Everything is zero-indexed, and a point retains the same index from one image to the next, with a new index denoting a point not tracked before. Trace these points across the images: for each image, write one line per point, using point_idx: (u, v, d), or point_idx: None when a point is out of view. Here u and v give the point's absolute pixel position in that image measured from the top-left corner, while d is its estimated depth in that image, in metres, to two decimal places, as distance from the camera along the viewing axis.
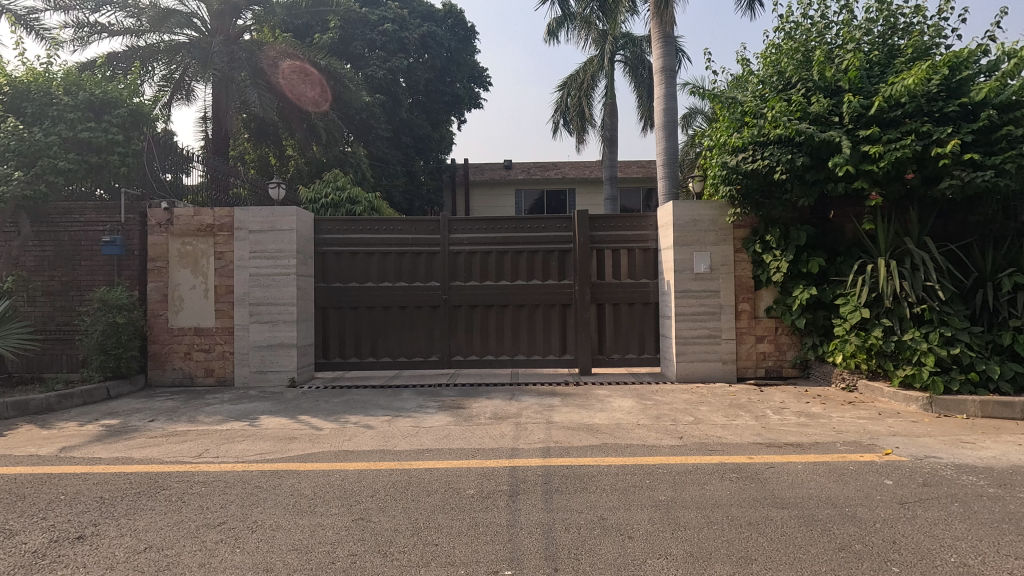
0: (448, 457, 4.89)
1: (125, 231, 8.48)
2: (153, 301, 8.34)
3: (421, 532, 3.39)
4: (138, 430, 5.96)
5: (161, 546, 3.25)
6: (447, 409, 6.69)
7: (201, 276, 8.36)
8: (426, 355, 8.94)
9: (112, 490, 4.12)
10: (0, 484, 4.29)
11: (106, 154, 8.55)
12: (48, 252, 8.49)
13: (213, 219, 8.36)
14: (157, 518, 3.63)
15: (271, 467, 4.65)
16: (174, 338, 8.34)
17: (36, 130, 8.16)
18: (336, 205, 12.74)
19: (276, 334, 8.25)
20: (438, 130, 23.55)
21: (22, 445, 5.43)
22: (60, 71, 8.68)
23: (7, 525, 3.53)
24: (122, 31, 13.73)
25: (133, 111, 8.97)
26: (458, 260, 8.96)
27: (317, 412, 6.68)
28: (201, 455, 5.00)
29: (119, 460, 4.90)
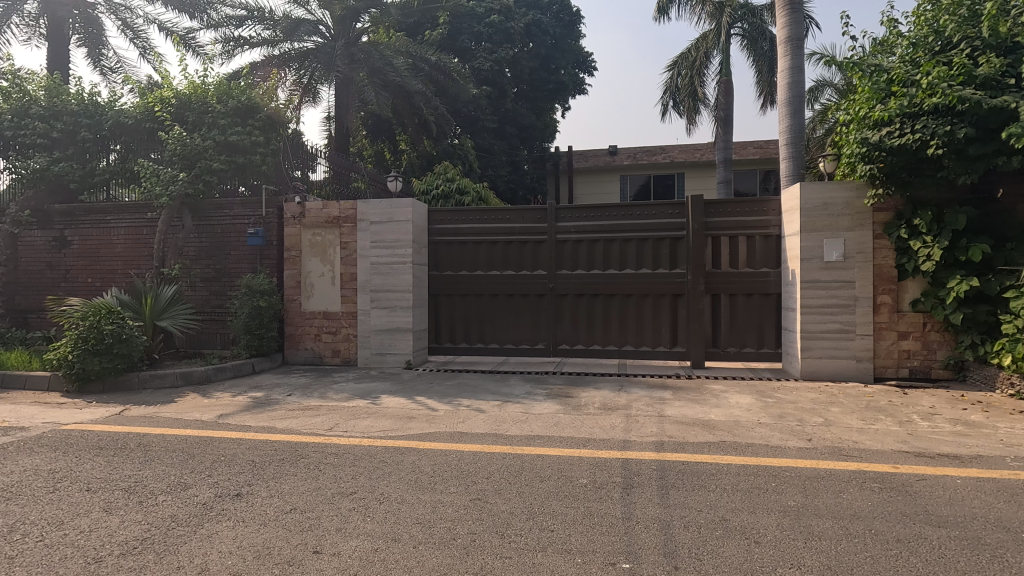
0: (559, 444, 4.91)
1: (265, 223, 9.42)
2: (289, 287, 9.19)
3: (537, 517, 3.44)
4: (279, 402, 6.65)
5: (304, 508, 3.59)
6: (554, 397, 6.72)
7: (329, 264, 9.08)
8: (532, 343, 9.04)
9: (260, 455, 4.63)
10: (175, 443, 4.99)
11: (250, 155, 9.60)
12: (205, 243, 9.68)
13: (339, 212, 9.03)
14: (299, 483, 4.03)
15: (393, 443, 4.97)
16: (306, 321, 9.13)
17: (196, 135, 9.25)
18: (447, 195, 13.25)
19: (394, 319, 8.78)
20: (542, 119, 23.56)
21: (189, 410, 6.27)
22: (212, 81, 9.73)
23: (182, 479, 4.10)
24: (261, 43, 15.16)
25: (271, 114, 9.98)
26: (565, 248, 8.92)
27: (431, 394, 7.02)
28: (333, 429, 5.46)
29: (266, 428, 5.50)
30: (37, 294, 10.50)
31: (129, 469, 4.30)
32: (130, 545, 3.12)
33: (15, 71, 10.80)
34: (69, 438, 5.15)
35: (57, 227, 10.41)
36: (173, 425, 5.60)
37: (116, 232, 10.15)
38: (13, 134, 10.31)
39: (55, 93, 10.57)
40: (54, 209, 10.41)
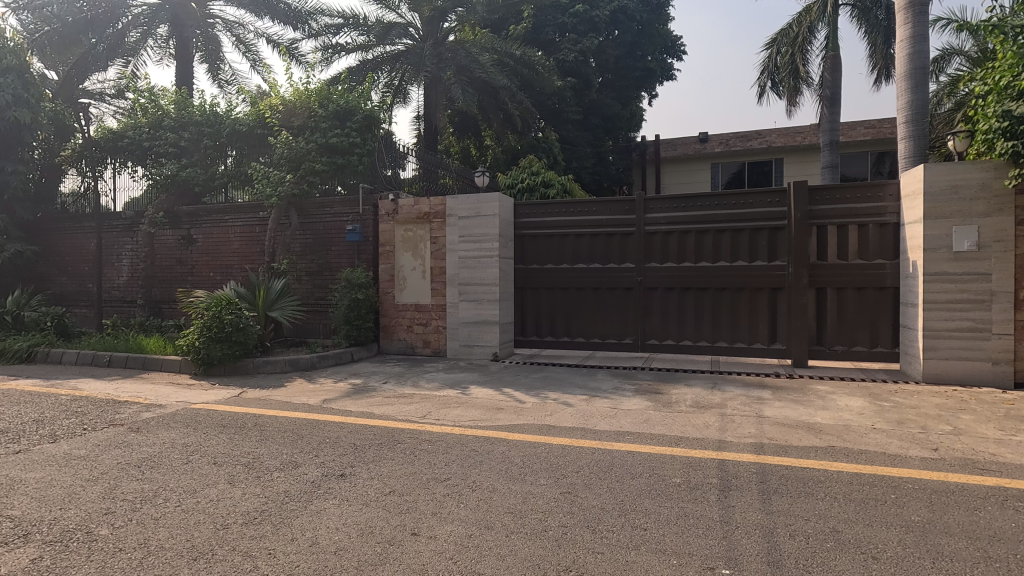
0: (650, 442, 4.79)
1: (362, 221, 9.97)
2: (383, 281, 9.64)
3: (629, 514, 3.38)
4: (375, 390, 7.02)
5: (402, 492, 3.76)
6: (644, 393, 6.55)
7: (420, 258, 9.43)
8: (619, 337, 8.88)
9: (361, 439, 4.92)
10: (286, 424, 5.42)
11: (348, 155, 10.09)
12: (309, 240, 10.42)
13: (430, 207, 9.35)
14: (397, 467, 4.23)
15: (484, 433, 5.08)
16: (399, 313, 9.56)
17: (301, 139, 10.00)
18: (531, 188, 13.28)
19: (481, 312, 8.97)
20: (629, 108, 22.93)
21: (297, 394, 6.79)
22: (315, 87, 10.37)
23: (293, 458, 4.44)
24: (356, 48, 15.97)
25: (366, 116, 10.33)
26: (654, 240, 8.65)
27: (519, 386, 7.10)
28: (426, 417, 5.68)
29: (365, 414, 5.83)
30: (170, 287, 11.80)
31: (248, 447, 4.72)
32: (252, 514, 3.43)
33: (151, 88, 12.15)
34: (198, 416, 5.75)
35: (184, 227, 11.61)
36: (284, 408, 6.09)
37: (233, 230, 11.16)
38: (151, 145, 11.63)
39: (182, 107, 11.76)
40: (182, 210, 11.62)
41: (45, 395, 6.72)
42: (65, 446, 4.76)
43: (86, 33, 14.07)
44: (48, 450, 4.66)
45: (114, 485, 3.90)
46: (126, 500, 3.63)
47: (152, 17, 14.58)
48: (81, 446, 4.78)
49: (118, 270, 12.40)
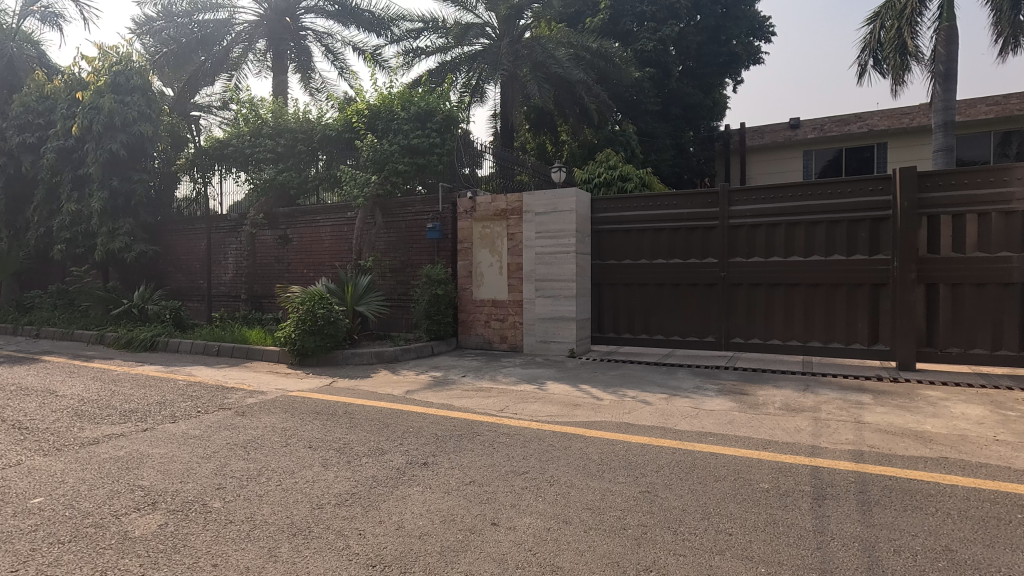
0: (736, 444, 4.58)
1: (442, 218, 10.23)
2: (462, 277, 9.88)
3: (712, 518, 3.26)
4: (455, 382, 7.22)
5: (482, 482, 3.86)
6: (728, 393, 6.28)
7: (498, 255, 9.57)
8: (701, 335, 8.56)
9: (442, 429, 5.08)
10: (372, 413, 5.71)
11: (428, 156, 10.55)
12: (392, 237, 10.82)
13: (507, 204, 9.47)
14: (477, 458, 4.34)
15: (561, 429, 5.09)
16: (477, 308, 9.75)
17: (385, 141, 10.49)
18: (608, 182, 13.04)
19: (558, 308, 8.97)
20: (711, 96, 21.96)
21: (382, 385, 7.13)
22: (397, 91, 10.90)
23: (379, 445, 4.68)
24: (435, 51, 16.43)
25: (446, 117, 10.80)
26: (739, 234, 8.25)
27: (596, 382, 7.05)
28: (504, 410, 5.78)
29: (445, 406, 6.01)
30: (268, 283, 12.74)
31: (339, 433, 5.03)
32: (344, 496, 3.65)
33: (251, 99, 13.16)
34: (294, 403, 6.19)
35: (281, 227, 12.45)
36: (371, 398, 6.42)
37: (324, 229, 11.88)
38: (252, 151, 12.63)
39: (278, 115, 12.67)
40: (279, 211, 12.44)
41: (167, 379, 7.50)
42: (183, 426, 5.30)
43: (196, 52, 15.45)
44: (169, 429, 5.21)
45: (224, 463, 4.29)
46: (235, 477, 3.99)
47: (252, 33, 15.77)
48: (196, 426, 5.29)
49: (224, 268, 13.56)
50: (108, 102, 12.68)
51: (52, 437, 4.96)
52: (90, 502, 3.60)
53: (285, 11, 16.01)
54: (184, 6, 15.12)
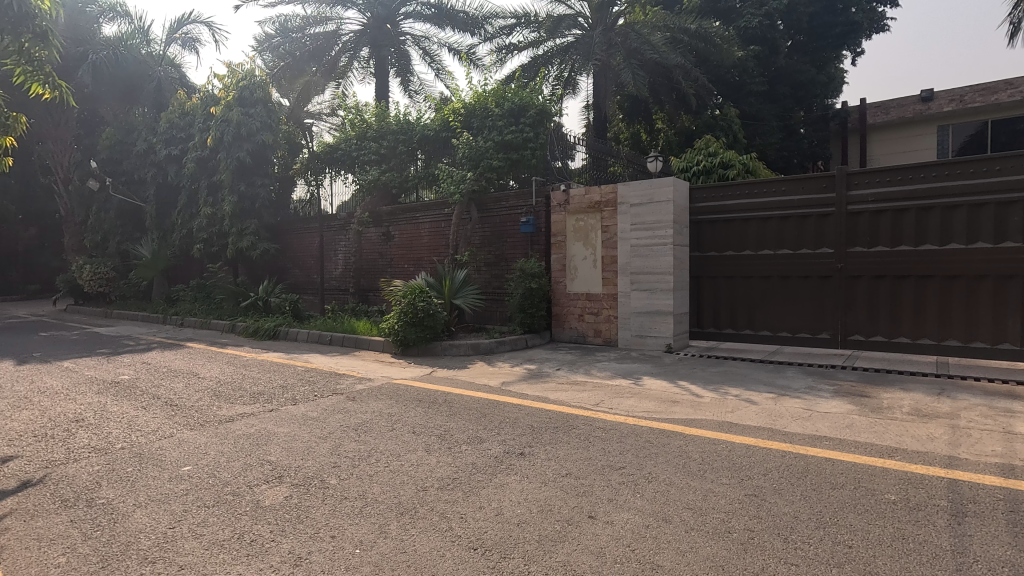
0: (855, 450, 4.22)
1: (536, 213, 10.27)
2: (555, 270, 9.89)
3: (829, 527, 3.03)
4: (549, 375, 7.28)
5: (578, 475, 3.87)
6: (846, 395, 5.77)
7: (592, 248, 9.47)
8: (813, 332, 7.96)
9: (538, 421, 5.15)
10: (471, 402, 5.92)
11: (522, 150, 10.65)
12: (487, 232, 11.04)
13: (601, 196, 9.33)
14: (572, 450, 4.36)
15: (659, 425, 4.96)
16: (570, 301, 9.73)
17: (480, 138, 10.81)
18: (708, 171, 12.39)
19: (654, 302, 8.72)
20: (825, 71, 20.16)
21: (479, 376, 7.36)
22: (491, 89, 11.15)
23: (477, 433, 4.84)
24: (528, 45, 16.51)
25: (539, 111, 10.87)
26: (859, 221, 7.54)
27: (695, 379, 6.78)
28: (599, 405, 5.73)
29: (540, 398, 6.09)
30: (373, 278, 13.54)
31: (440, 420, 5.26)
32: (446, 481, 3.82)
33: (357, 105, 14.06)
34: (398, 390, 6.56)
35: (384, 225, 13.14)
36: (469, 388, 6.65)
37: (423, 225, 12.41)
38: (358, 154, 13.48)
39: (382, 118, 13.40)
40: (382, 210, 13.09)
41: (288, 365, 8.25)
42: (302, 409, 5.80)
43: (309, 64, 16.70)
44: (292, 411, 5.73)
45: (339, 444, 4.64)
46: (348, 457, 4.31)
47: (357, 42, 16.75)
48: (314, 409, 5.78)
49: (334, 263, 14.59)
50: (236, 115, 14.23)
51: (196, 414, 5.65)
52: (228, 472, 4.06)
53: (386, 18, 16.86)
54: (298, 21, 16.38)
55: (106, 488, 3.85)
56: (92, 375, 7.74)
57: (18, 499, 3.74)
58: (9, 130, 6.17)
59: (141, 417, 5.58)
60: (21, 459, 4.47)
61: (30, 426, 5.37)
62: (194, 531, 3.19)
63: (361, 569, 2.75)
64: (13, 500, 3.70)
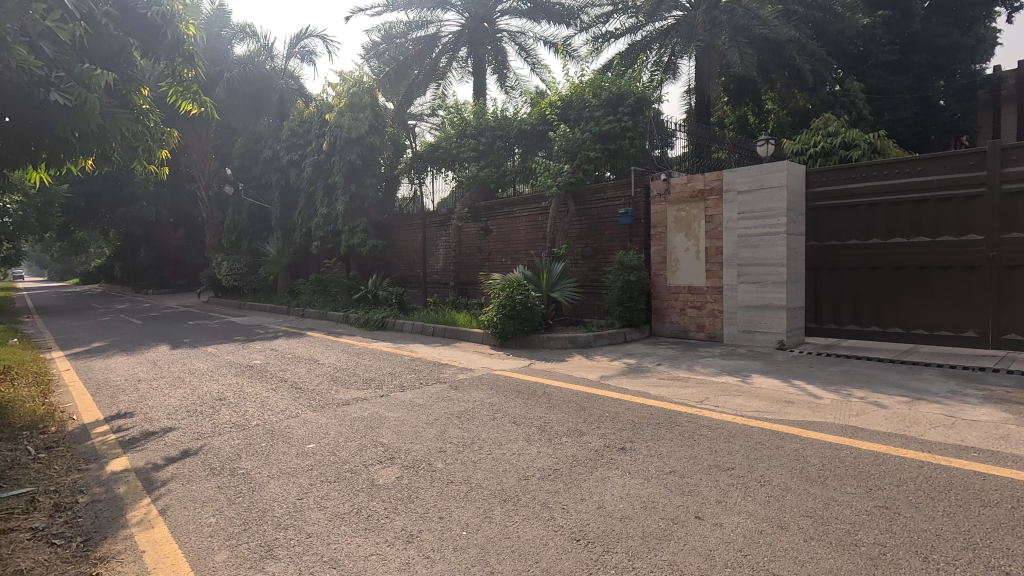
0: (1012, 464, 3.69)
1: (635, 203, 10.02)
2: (656, 262, 9.60)
3: (980, 550, 2.68)
4: (649, 370, 7.10)
5: (683, 473, 3.73)
6: (998, 402, 5.07)
7: (694, 239, 9.07)
8: (956, 330, 7.07)
9: (639, 417, 5.04)
10: (570, 395, 5.92)
11: (620, 140, 10.47)
12: (584, 225, 10.94)
13: (704, 184, 8.89)
14: (676, 448, 4.21)
15: (772, 427, 4.65)
16: (671, 295, 9.39)
17: (577, 130, 10.68)
18: (828, 153, 11.30)
19: (764, 295, 8.17)
20: (972, 33, 17.66)
21: (577, 369, 7.34)
22: (588, 79, 10.99)
23: (577, 426, 4.83)
24: (625, 32, 16.07)
25: (638, 98, 10.57)
26: (1017, 203, 6.57)
27: (812, 379, 6.28)
28: (704, 402, 5.49)
29: (641, 393, 5.95)
30: (473, 271, 13.95)
31: (540, 412, 5.32)
32: (547, 471, 3.86)
33: (457, 104, 14.48)
34: (499, 381, 6.72)
35: (482, 219, 13.47)
36: (568, 381, 6.66)
37: (520, 219, 12.57)
38: (458, 151, 13.88)
39: (480, 115, 13.72)
40: (481, 205, 13.44)
41: (396, 354, 8.76)
42: (409, 395, 6.13)
43: (411, 67, 17.53)
44: (401, 397, 6.08)
45: (444, 430, 4.85)
46: (452, 443, 4.50)
47: (456, 42, 17.24)
48: (420, 396, 6.08)
49: (436, 258, 15.21)
50: (348, 120, 15.30)
51: (318, 397, 6.17)
52: (346, 451, 4.40)
53: (483, 17, 17.17)
54: (401, 27, 17.14)
55: (244, 459, 4.33)
56: (231, 359, 8.73)
57: (176, 465, 4.31)
58: (164, 143, 7.14)
59: (271, 398, 6.19)
60: (178, 431, 5.15)
61: (184, 402, 6.16)
62: (319, 503, 3.49)
63: (468, 550, 2.86)
64: (174, 466, 4.27)
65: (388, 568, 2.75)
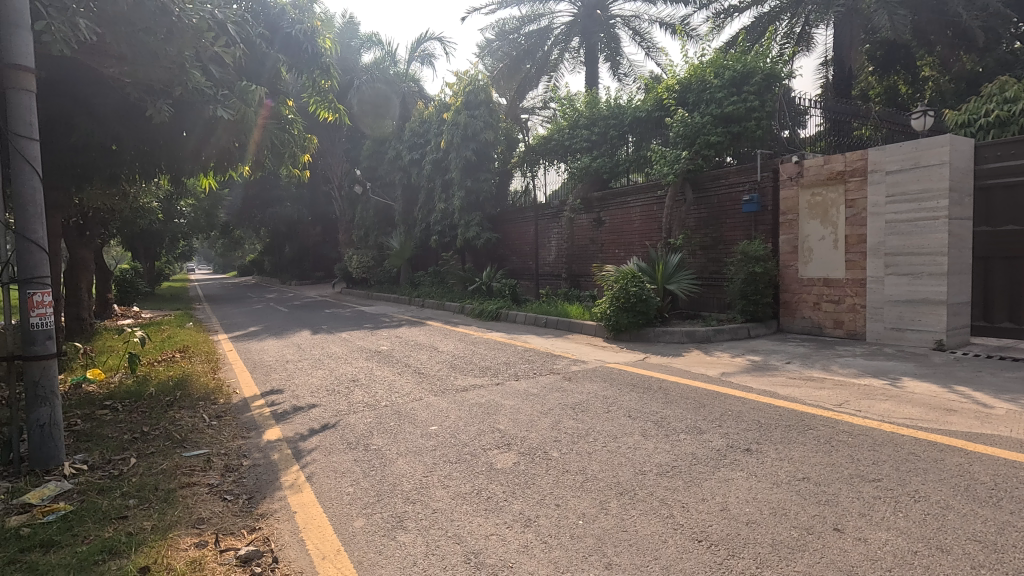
0: None
1: (761, 189, 9.31)
2: (785, 252, 8.88)
3: None
4: (777, 369, 6.60)
5: (818, 481, 3.44)
6: None
7: (832, 226, 8.23)
8: None
9: (766, 417, 4.71)
10: (688, 392, 5.70)
11: (745, 122, 9.73)
12: (704, 213, 10.40)
13: (845, 165, 8.03)
14: (810, 453, 3.88)
15: (928, 436, 4.12)
16: (803, 288, 8.62)
17: (696, 114, 10.09)
18: (1004, 123, 9.50)
19: (919, 289, 7.22)
20: None
21: (696, 365, 7.03)
22: (709, 59, 10.38)
23: (697, 424, 4.63)
24: (750, 5, 14.95)
25: (766, 75, 9.80)
26: None
27: (980, 385, 5.46)
28: (843, 405, 5.00)
29: (768, 392, 5.55)
30: (585, 263, 13.86)
31: (657, 407, 5.18)
32: (666, 467, 3.75)
33: (569, 95, 14.42)
34: (612, 373, 6.65)
35: (595, 210, 13.33)
36: (687, 376, 6.40)
37: (634, 209, 12.25)
38: (570, 143, 13.81)
39: (593, 105, 13.52)
40: (594, 196, 13.29)
41: (510, 344, 8.99)
42: (524, 385, 6.27)
43: (524, 62, 17.67)
44: (515, 386, 6.24)
45: (559, 420, 4.90)
46: (567, 433, 4.53)
47: (569, 32, 17.16)
48: (535, 386, 6.20)
49: (548, 250, 15.32)
50: (464, 118, 15.86)
51: (439, 382, 6.52)
52: (465, 435, 4.61)
53: (596, 4, 16.99)
54: (514, 23, 17.40)
55: (375, 437, 4.71)
56: (362, 345, 9.51)
57: (319, 437, 4.80)
58: (306, 149, 7.87)
59: (398, 382, 6.66)
60: (319, 407, 5.73)
61: (324, 382, 6.83)
62: (443, 482, 3.71)
63: (585, 540, 2.88)
64: (317, 438, 4.76)
65: (508, 548, 2.85)
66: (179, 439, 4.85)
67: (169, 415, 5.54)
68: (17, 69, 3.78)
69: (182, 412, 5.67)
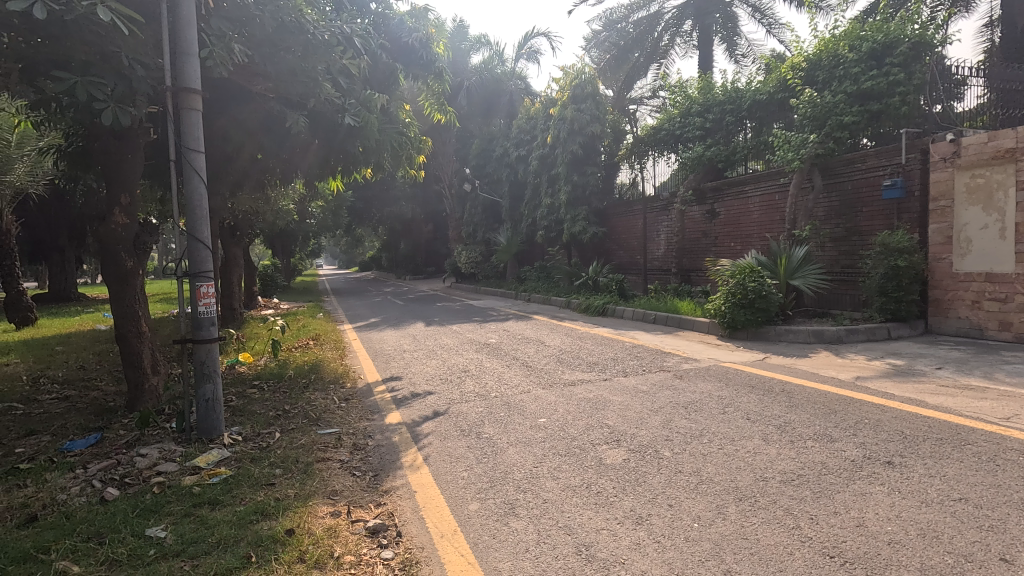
0: None
1: (905, 172, 8.33)
2: (936, 244, 7.83)
3: None
4: (925, 374, 5.86)
5: (979, 504, 3.01)
6: None
7: (997, 212, 7.15)
8: None
9: (911, 428, 4.22)
10: (815, 396, 5.25)
11: (886, 98, 8.62)
12: (835, 202, 9.57)
13: (1016, 141, 6.91)
14: (968, 472, 3.41)
15: None
16: (959, 285, 7.56)
17: (827, 93, 9.16)
18: None
19: None
20: None
21: (826, 367, 6.44)
22: (842, 30, 9.39)
23: (827, 431, 4.25)
24: None
25: (915, 43, 8.63)
26: None
27: None
28: (1011, 419, 4.33)
29: (913, 400, 4.95)
30: (697, 257, 13.27)
31: (779, 410, 4.83)
32: (792, 475, 3.50)
33: (680, 82, 13.83)
34: (728, 373, 6.31)
35: (709, 202, 12.74)
36: (813, 379, 5.90)
37: (753, 200, 11.50)
38: (681, 132, 13.16)
39: (708, 90, 12.84)
40: (708, 186, 12.71)
41: (617, 340, 8.85)
42: (632, 381, 6.16)
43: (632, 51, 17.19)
44: (623, 382, 6.15)
45: (670, 419, 4.76)
46: (679, 432, 4.38)
47: (681, 15, 16.38)
48: (644, 382, 6.06)
49: (657, 243, 14.86)
50: (570, 112, 15.79)
51: (546, 376, 6.61)
52: (574, 429, 4.63)
53: None
54: (622, 11, 16.93)
55: (487, 426, 4.88)
56: (472, 337, 9.87)
57: (434, 423, 5.07)
58: (420, 151, 8.30)
59: (507, 373, 6.84)
60: (434, 395, 6.05)
61: (438, 371, 7.20)
62: (553, 474, 3.75)
63: (701, 543, 2.78)
64: (433, 424, 5.03)
65: (619, 544, 2.82)
66: (314, 418, 5.37)
67: (306, 396, 6.14)
68: (187, 91, 4.37)
69: (316, 394, 6.26)
